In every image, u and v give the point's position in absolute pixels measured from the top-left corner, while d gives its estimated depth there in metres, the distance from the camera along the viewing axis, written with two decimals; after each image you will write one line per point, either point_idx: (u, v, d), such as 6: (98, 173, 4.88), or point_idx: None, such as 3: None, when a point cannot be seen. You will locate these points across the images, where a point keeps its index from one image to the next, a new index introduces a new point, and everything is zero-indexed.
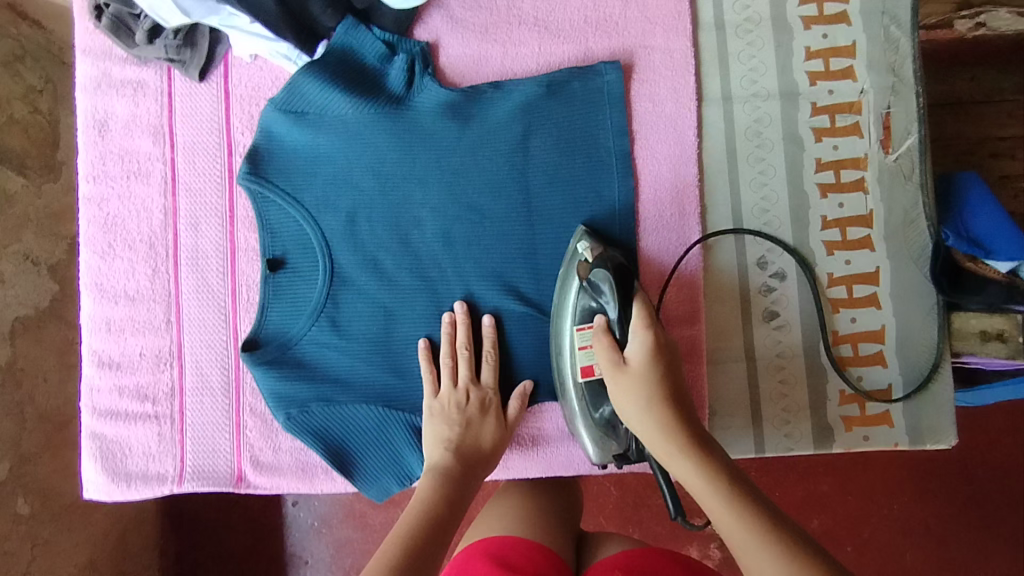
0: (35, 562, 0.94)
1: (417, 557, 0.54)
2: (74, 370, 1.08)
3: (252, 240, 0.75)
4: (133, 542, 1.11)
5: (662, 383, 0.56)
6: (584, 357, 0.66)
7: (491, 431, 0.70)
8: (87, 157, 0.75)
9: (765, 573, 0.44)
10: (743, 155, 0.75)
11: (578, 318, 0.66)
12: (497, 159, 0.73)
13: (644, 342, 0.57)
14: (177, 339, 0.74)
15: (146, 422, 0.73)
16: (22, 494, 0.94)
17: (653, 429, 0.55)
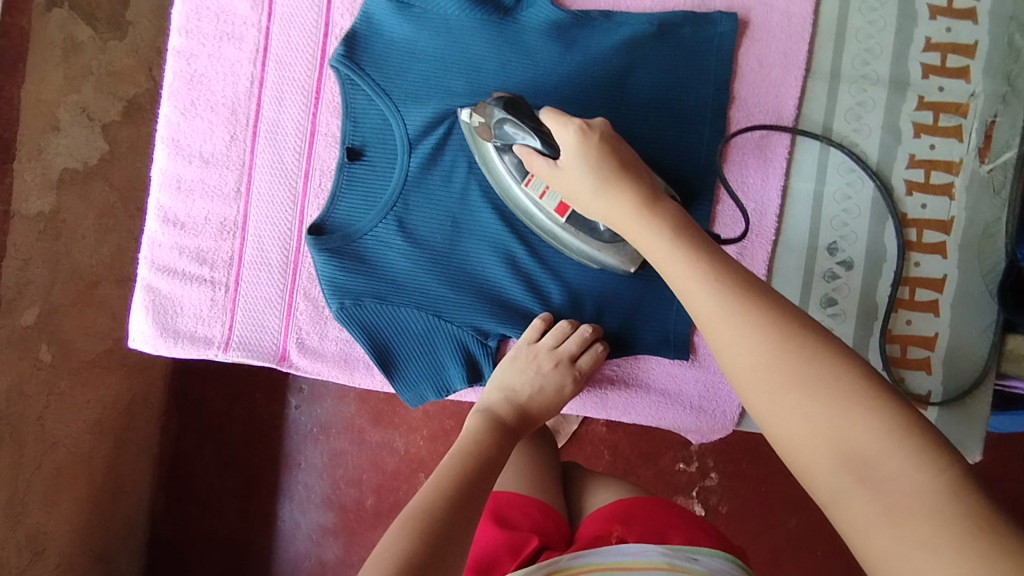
0: (49, 409, 0.99)
1: (465, 492, 0.53)
2: (111, 235, 1.10)
3: (334, 125, 0.74)
4: (140, 414, 1.17)
5: (609, 155, 0.59)
6: (550, 201, 0.66)
7: (554, 398, 0.70)
8: (183, 8, 0.74)
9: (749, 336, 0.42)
10: (837, 138, 0.74)
11: (517, 176, 0.67)
12: (592, 89, 0.72)
13: (569, 134, 0.59)
14: (244, 209, 0.74)
15: (201, 285, 0.74)
16: (47, 343, 0.98)
17: (624, 206, 0.58)
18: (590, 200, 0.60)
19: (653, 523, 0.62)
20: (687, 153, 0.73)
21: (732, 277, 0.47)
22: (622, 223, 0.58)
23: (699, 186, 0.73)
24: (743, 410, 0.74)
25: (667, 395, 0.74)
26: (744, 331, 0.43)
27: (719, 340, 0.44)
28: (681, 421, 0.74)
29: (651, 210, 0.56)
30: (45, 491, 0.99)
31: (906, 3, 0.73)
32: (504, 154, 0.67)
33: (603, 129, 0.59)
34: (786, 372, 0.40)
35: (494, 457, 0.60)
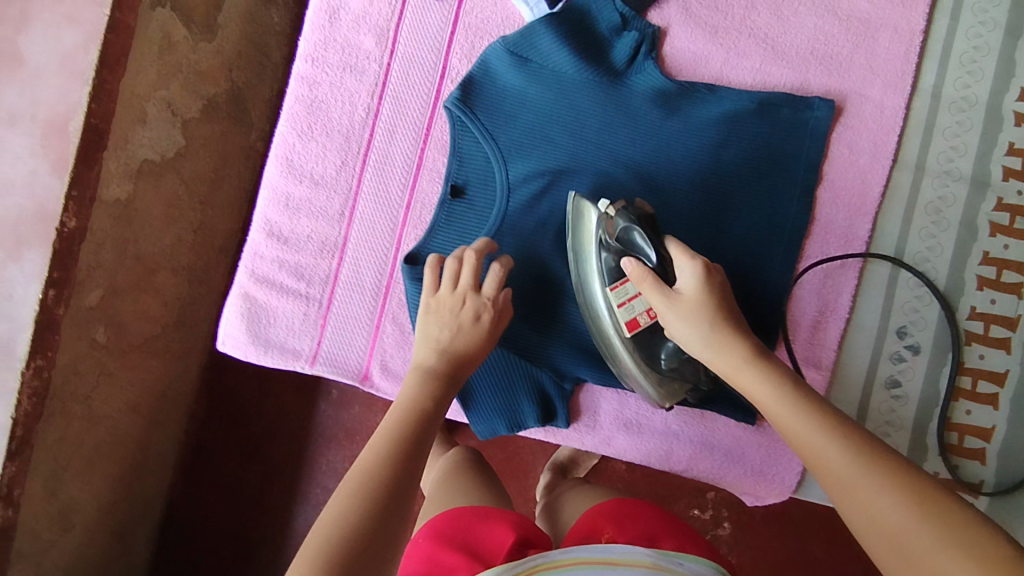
0: (98, 389, 1.09)
1: (404, 457, 0.59)
2: (172, 224, 1.22)
3: (440, 163, 0.78)
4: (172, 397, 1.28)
5: (723, 312, 0.60)
6: (624, 313, 0.67)
7: (478, 338, 0.69)
8: (312, 37, 0.78)
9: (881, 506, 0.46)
10: (917, 227, 0.77)
11: (610, 278, 0.69)
12: (689, 156, 0.76)
13: (694, 271, 0.61)
14: (345, 232, 0.78)
15: (296, 299, 0.78)
16: (104, 325, 1.09)
17: (736, 360, 0.59)
18: (697, 347, 0.61)
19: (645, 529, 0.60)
20: (773, 226, 0.76)
21: (856, 441, 0.50)
22: (730, 371, 0.59)
23: (780, 258, 0.76)
24: (801, 477, 0.77)
25: (730, 455, 0.77)
26: (888, 507, 0.46)
27: (856, 508, 0.47)
28: (740, 484, 0.77)
29: (764, 357, 0.58)
30: (83, 468, 1.08)
31: (994, 107, 0.76)
32: (604, 252, 0.69)
33: (724, 281, 0.61)
34: (936, 546, 0.43)
35: (430, 420, 0.64)
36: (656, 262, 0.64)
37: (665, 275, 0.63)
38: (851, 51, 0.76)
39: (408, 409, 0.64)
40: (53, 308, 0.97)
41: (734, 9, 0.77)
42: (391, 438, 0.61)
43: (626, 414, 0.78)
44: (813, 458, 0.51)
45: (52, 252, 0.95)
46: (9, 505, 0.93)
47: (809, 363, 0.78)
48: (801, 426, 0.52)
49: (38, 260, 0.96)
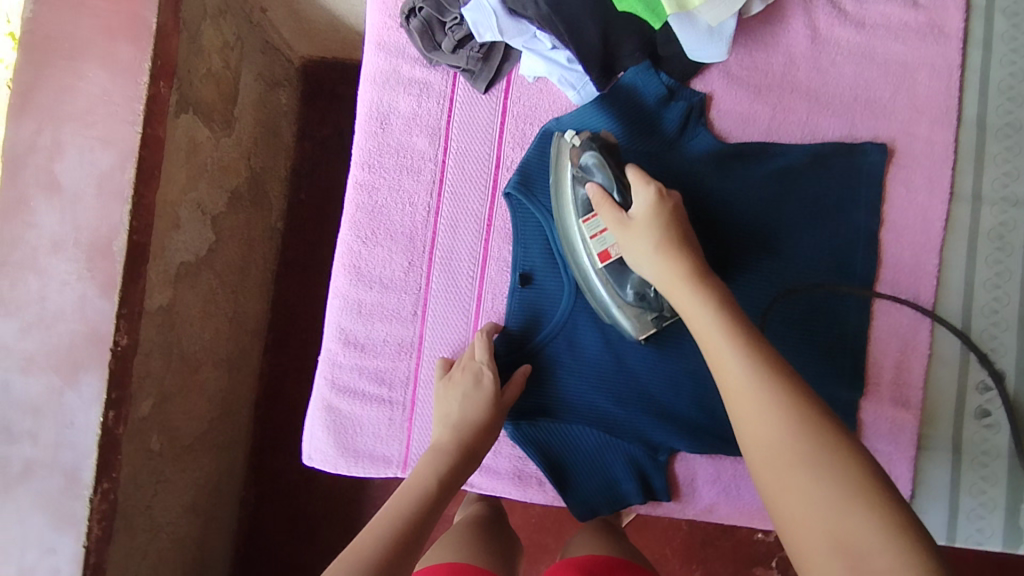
0: (156, 497, 1.18)
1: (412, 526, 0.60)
2: (207, 320, 1.29)
3: (505, 251, 0.79)
4: (223, 484, 1.42)
5: (670, 228, 0.65)
6: (596, 245, 0.70)
7: (484, 407, 0.72)
8: (365, 145, 0.81)
9: (767, 421, 0.50)
10: (983, 255, 0.78)
11: (581, 212, 0.71)
12: (753, 214, 0.76)
13: (648, 195, 0.66)
14: (420, 330, 0.79)
15: (380, 405, 0.79)
16: (156, 431, 1.16)
17: (672, 275, 0.63)
18: (643, 262, 0.66)
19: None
20: (844, 273, 0.77)
21: (765, 359, 0.53)
22: (670, 286, 0.63)
23: (855, 305, 0.77)
24: None
25: None
26: (774, 423, 0.50)
27: (749, 421, 0.51)
28: None
29: (701, 275, 0.62)
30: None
31: None
32: (578, 185, 0.72)
33: (677, 203, 0.66)
34: (804, 471, 0.47)
35: (439, 497, 0.66)
36: (616, 192, 0.68)
37: (624, 203, 0.68)
38: (893, 94, 0.78)
39: (426, 489, 0.66)
40: (113, 428, 1.02)
41: (774, 67, 0.79)
42: (400, 510, 0.62)
43: (724, 475, 0.78)
44: (721, 367, 0.55)
45: (109, 374, 1.00)
46: None
47: (896, 403, 0.77)
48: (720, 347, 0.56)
49: (95, 384, 0.99)
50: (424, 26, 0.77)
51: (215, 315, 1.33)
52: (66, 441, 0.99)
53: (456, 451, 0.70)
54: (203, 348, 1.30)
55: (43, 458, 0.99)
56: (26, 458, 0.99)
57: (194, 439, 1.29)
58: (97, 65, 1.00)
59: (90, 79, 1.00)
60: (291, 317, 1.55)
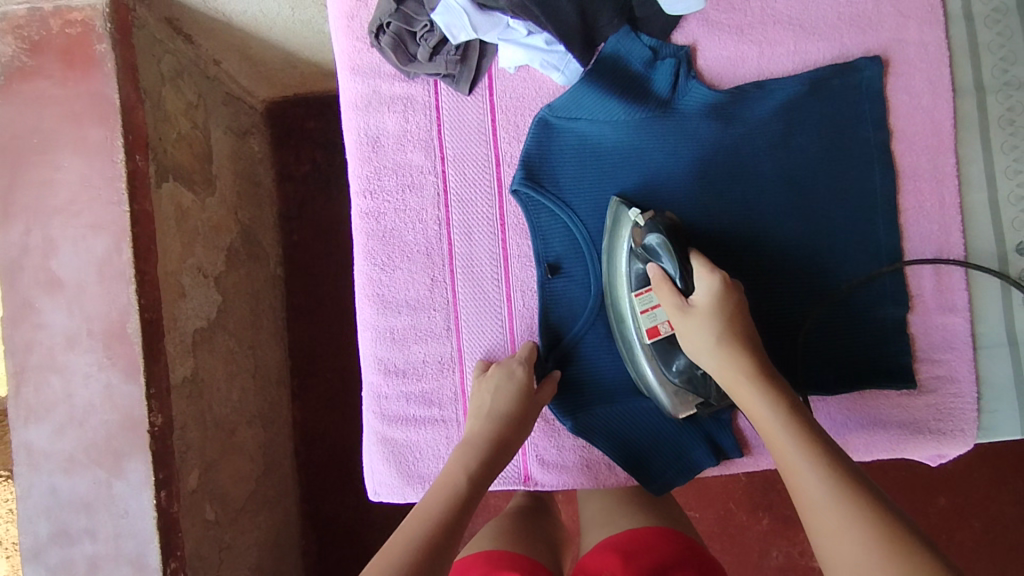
0: (223, 565, 1.17)
1: (449, 525, 0.60)
2: (231, 380, 1.28)
3: (525, 247, 0.78)
4: (282, 539, 1.41)
5: (732, 322, 0.65)
6: (646, 319, 0.71)
7: (518, 401, 0.73)
8: (363, 172, 0.80)
9: (848, 532, 0.50)
10: (998, 144, 0.76)
11: (635, 284, 0.72)
12: (761, 155, 0.76)
13: (711, 284, 0.66)
14: (457, 344, 0.78)
15: (434, 426, 0.78)
16: (208, 501, 1.15)
17: (736, 374, 0.63)
18: (704, 355, 0.66)
19: (645, 550, 0.67)
20: (863, 192, 0.76)
21: (843, 477, 0.53)
22: (734, 389, 0.63)
23: (882, 221, 0.76)
24: (978, 421, 0.75)
25: (907, 426, 0.75)
26: (855, 543, 0.49)
27: (824, 531, 0.51)
28: (925, 450, 0.76)
29: (765, 377, 0.62)
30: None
31: None
32: (635, 261, 0.72)
33: (742, 298, 0.66)
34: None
35: (471, 495, 0.65)
36: (678, 278, 0.68)
37: (685, 291, 0.68)
38: (876, 4, 0.77)
39: (461, 489, 0.65)
40: (167, 507, 1.01)
41: (751, 3, 0.78)
42: (434, 512, 0.61)
43: None
44: (794, 477, 0.55)
45: (152, 457, 0.98)
46: None
47: (943, 309, 0.76)
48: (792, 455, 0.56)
49: (140, 468, 0.98)
50: (395, 41, 0.76)
51: (238, 374, 1.32)
52: (124, 530, 0.98)
53: (488, 448, 0.70)
54: (234, 409, 1.28)
55: (106, 553, 0.98)
56: (89, 555, 0.98)
57: (246, 502, 1.28)
58: (70, 152, 0.98)
59: (66, 167, 0.98)
60: (312, 360, 1.54)
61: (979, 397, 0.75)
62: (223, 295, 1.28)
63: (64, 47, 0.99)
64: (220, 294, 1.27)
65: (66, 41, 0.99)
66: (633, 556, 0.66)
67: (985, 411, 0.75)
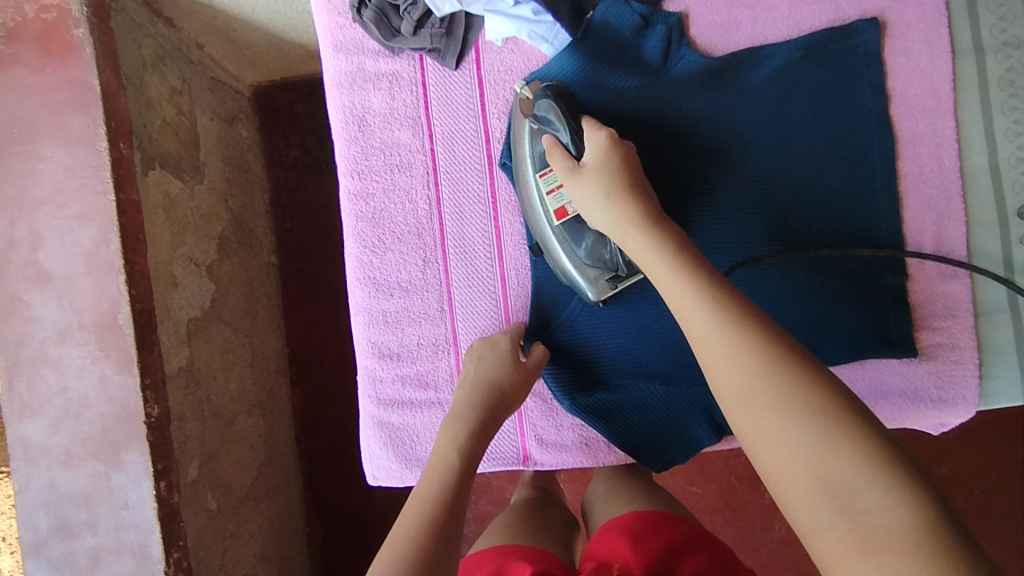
0: (227, 553, 1.17)
1: (449, 507, 0.60)
2: (228, 369, 1.27)
3: (518, 224, 0.77)
4: (287, 527, 1.41)
5: (622, 173, 0.66)
6: (553, 200, 0.70)
7: (508, 375, 0.72)
8: (350, 153, 0.78)
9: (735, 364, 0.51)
10: (997, 106, 0.75)
11: (538, 166, 0.71)
12: (756, 121, 0.75)
13: (599, 141, 0.67)
14: (452, 325, 0.77)
15: (431, 409, 0.77)
16: (210, 491, 1.15)
17: (627, 227, 0.63)
18: (596, 213, 0.66)
19: (653, 531, 0.65)
20: (861, 160, 0.74)
21: (727, 308, 0.54)
22: (628, 242, 0.63)
23: (882, 188, 0.74)
24: (981, 389, 0.74)
25: (910, 395, 0.75)
26: (743, 373, 0.50)
27: (716, 371, 0.53)
28: (925, 419, 0.76)
29: (656, 228, 0.62)
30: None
31: None
32: (534, 139, 0.72)
33: (629, 150, 0.67)
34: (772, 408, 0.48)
35: (466, 467, 0.66)
36: (571, 145, 0.69)
37: (576, 152, 0.69)
38: None
39: (455, 465, 0.65)
40: (168, 497, 1.01)
41: None
42: (432, 492, 0.62)
43: None
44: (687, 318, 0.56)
45: (150, 448, 0.98)
46: None
47: (944, 276, 0.75)
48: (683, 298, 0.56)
49: (139, 460, 0.97)
50: (378, 15, 0.74)
51: (235, 363, 1.31)
52: (126, 522, 0.97)
53: (474, 418, 0.70)
54: (232, 399, 1.28)
55: (108, 545, 0.97)
56: (91, 548, 0.97)
57: (248, 491, 1.29)
58: (52, 142, 0.96)
59: (49, 158, 0.96)
60: (309, 347, 1.54)
61: (981, 364, 0.75)
62: (217, 284, 1.27)
63: (40, 33, 0.96)
64: (213, 283, 1.26)
65: (42, 27, 0.96)
66: (643, 536, 0.64)
67: (986, 377, 0.74)
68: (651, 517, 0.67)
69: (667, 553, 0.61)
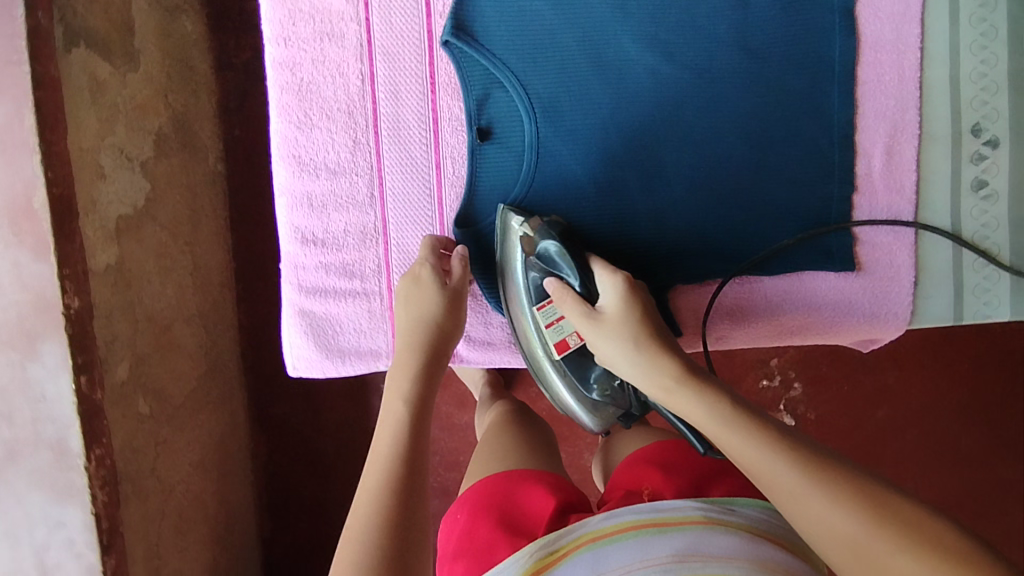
0: (159, 458, 1.14)
1: (410, 459, 0.59)
2: (168, 271, 1.23)
3: (457, 109, 0.73)
4: (229, 441, 1.39)
5: (646, 322, 0.65)
6: (554, 333, 0.72)
7: (434, 304, 0.69)
8: (276, 15, 0.71)
9: (826, 508, 0.50)
10: (965, 16, 0.71)
11: (534, 297, 0.72)
12: (717, 14, 0.70)
13: (616, 286, 0.67)
14: (381, 213, 0.73)
15: (356, 298, 0.74)
16: (142, 395, 1.11)
17: (666, 379, 0.61)
18: (627, 366, 0.64)
19: (682, 463, 0.72)
20: (820, 63, 0.71)
21: (795, 450, 0.53)
22: (670, 400, 0.61)
23: (839, 92, 0.71)
24: (913, 307, 0.74)
25: (841, 310, 0.74)
26: (842, 519, 0.49)
27: (809, 519, 0.51)
28: (854, 334, 0.75)
29: (695, 376, 0.60)
30: (174, 534, 1.15)
31: None
32: (531, 271, 0.71)
33: (645, 296, 0.66)
34: (888, 543, 0.47)
35: (419, 415, 0.63)
36: (581, 286, 0.69)
37: (590, 295, 0.69)
38: None
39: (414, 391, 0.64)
40: (90, 393, 0.95)
41: None
42: (386, 450, 0.60)
43: (733, 302, 0.75)
44: (759, 470, 0.53)
45: (70, 339, 0.93)
46: None
47: (891, 190, 0.73)
48: (746, 444, 0.54)
49: (58, 350, 0.92)
50: None
51: (172, 270, 1.24)
52: (43, 415, 0.93)
53: (417, 358, 0.67)
54: (169, 305, 1.23)
55: (25, 438, 0.93)
56: (6, 441, 0.93)
57: (186, 399, 1.25)
58: None
59: None
60: (256, 263, 1.48)
61: (917, 283, 0.74)
62: (154, 183, 1.19)
63: None
64: (149, 181, 1.18)
65: None
66: (673, 466, 0.71)
67: (921, 297, 0.74)
68: (680, 453, 0.74)
69: (698, 484, 0.68)
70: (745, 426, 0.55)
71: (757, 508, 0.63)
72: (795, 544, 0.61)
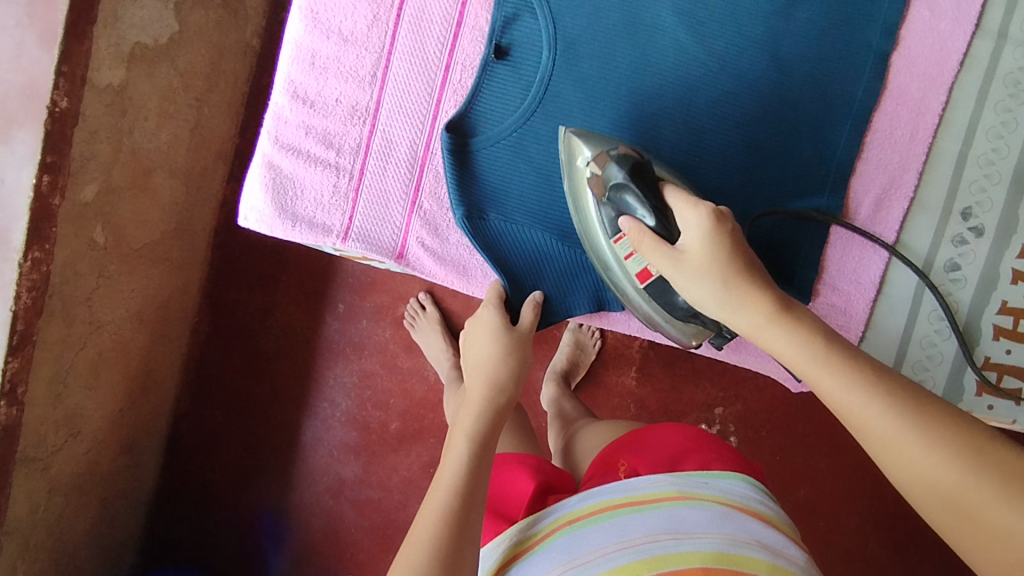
0: (97, 292, 1.05)
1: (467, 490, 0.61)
2: (169, 120, 1.15)
3: (481, 20, 0.82)
4: (174, 309, 1.29)
5: (735, 257, 0.59)
6: (634, 264, 0.70)
7: (501, 348, 0.76)
8: None
9: (921, 456, 0.47)
10: (993, 100, 0.76)
11: (611, 231, 0.71)
12: (757, 15, 0.75)
13: (699, 219, 0.61)
14: (377, 95, 0.83)
15: (326, 169, 0.83)
16: (101, 224, 1.04)
17: (757, 318, 0.58)
18: (712, 306, 0.61)
19: (658, 442, 0.72)
20: (840, 97, 0.76)
21: (892, 393, 0.50)
22: (763, 335, 0.58)
23: (849, 128, 0.76)
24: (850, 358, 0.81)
25: None
26: (936, 467, 0.46)
27: (903, 465, 0.48)
28: None
29: (791, 315, 0.56)
30: (86, 374, 1.06)
31: None
32: (602, 208, 0.70)
33: (735, 227, 0.60)
34: (989, 497, 0.44)
35: (484, 448, 0.65)
36: (655, 220, 0.64)
37: (669, 232, 0.64)
38: None
39: (479, 428, 0.67)
40: (48, 195, 0.90)
41: None
42: (447, 483, 0.61)
43: None
44: (852, 415, 0.51)
45: (45, 134, 0.88)
46: (13, 404, 0.90)
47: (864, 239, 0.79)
48: (841, 390, 0.51)
49: (30, 141, 0.88)
50: None
51: (173, 117, 1.16)
52: None
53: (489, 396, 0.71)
54: (163, 151, 1.15)
55: None
56: None
57: (148, 247, 1.17)
58: None
59: None
60: None
61: (862, 338, 0.80)
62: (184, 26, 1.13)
63: None
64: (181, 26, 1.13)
65: None
66: (651, 446, 0.71)
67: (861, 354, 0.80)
68: (659, 431, 0.73)
69: (672, 461, 0.68)
70: (843, 367, 0.52)
71: (733, 483, 0.64)
72: (770, 513, 0.63)
